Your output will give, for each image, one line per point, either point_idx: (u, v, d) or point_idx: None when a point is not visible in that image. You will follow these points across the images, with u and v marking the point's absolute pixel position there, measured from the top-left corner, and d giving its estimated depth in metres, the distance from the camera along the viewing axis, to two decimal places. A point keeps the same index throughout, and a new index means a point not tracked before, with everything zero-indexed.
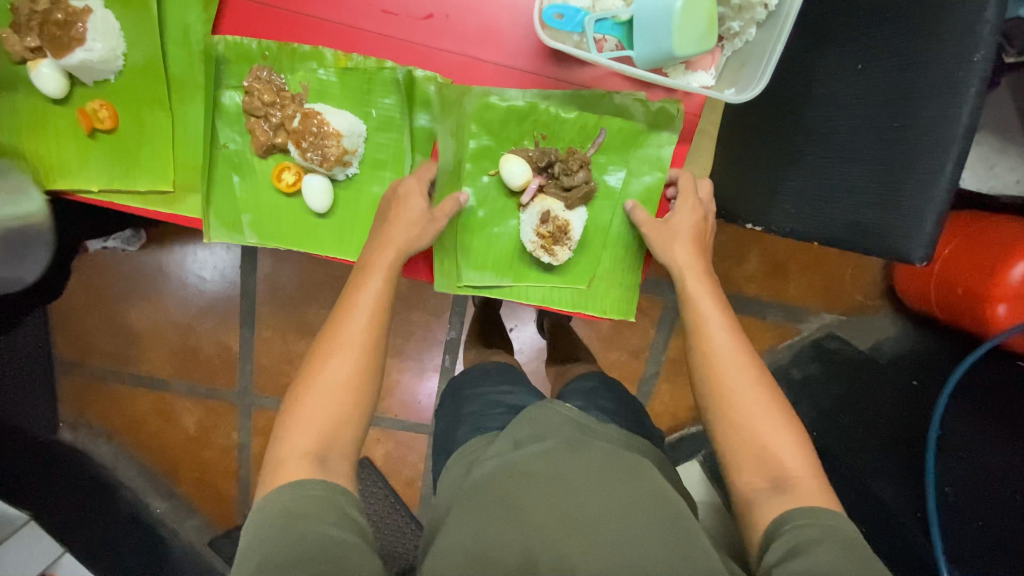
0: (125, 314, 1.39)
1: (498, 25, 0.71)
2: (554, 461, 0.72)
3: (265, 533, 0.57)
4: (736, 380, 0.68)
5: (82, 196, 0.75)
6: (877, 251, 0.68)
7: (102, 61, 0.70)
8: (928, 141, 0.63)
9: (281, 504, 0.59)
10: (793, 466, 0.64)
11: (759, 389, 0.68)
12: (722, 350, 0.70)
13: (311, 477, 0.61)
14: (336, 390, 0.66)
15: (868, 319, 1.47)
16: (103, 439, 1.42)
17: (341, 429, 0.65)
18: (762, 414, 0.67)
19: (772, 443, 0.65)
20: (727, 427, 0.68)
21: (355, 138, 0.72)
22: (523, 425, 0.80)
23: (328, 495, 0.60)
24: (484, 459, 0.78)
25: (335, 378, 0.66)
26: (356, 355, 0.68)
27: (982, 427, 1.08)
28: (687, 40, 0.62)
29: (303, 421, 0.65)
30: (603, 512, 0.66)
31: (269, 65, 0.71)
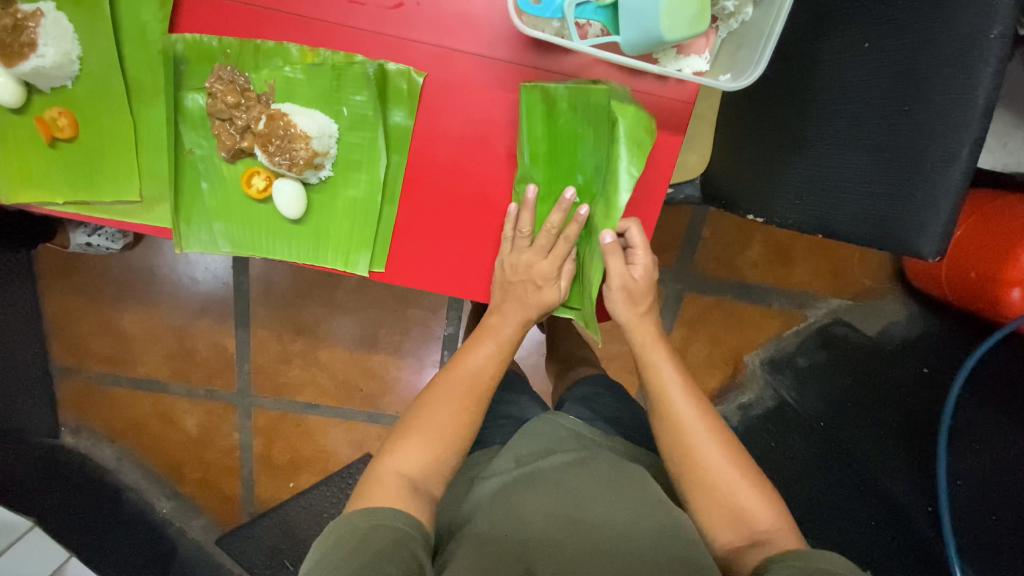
0: (120, 318, 1.36)
1: (475, 11, 0.66)
2: (559, 480, 0.69)
3: (341, 544, 0.58)
4: (704, 442, 0.68)
5: (47, 209, 0.72)
6: (885, 246, 0.64)
7: (57, 66, 0.66)
8: (943, 123, 0.58)
9: (366, 519, 0.61)
10: (765, 520, 0.65)
11: (725, 450, 0.68)
12: (685, 420, 0.70)
13: (385, 505, 0.62)
14: (446, 428, 0.69)
15: (876, 304, 1.42)
16: (105, 442, 1.40)
17: (440, 466, 0.68)
18: (734, 474, 0.67)
19: (743, 500, 0.66)
20: (701, 493, 0.68)
21: (325, 139, 0.67)
22: (523, 439, 0.76)
23: (393, 523, 0.60)
24: (485, 476, 0.75)
25: (442, 420, 0.69)
26: (464, 401, 0.71)
27: (995, 417, 1.04)
28: (677, 23, 0.57)
29: (409, 443, 0.68)
30: (612, 530, 0.63)
31: (232, 63, 0.67)
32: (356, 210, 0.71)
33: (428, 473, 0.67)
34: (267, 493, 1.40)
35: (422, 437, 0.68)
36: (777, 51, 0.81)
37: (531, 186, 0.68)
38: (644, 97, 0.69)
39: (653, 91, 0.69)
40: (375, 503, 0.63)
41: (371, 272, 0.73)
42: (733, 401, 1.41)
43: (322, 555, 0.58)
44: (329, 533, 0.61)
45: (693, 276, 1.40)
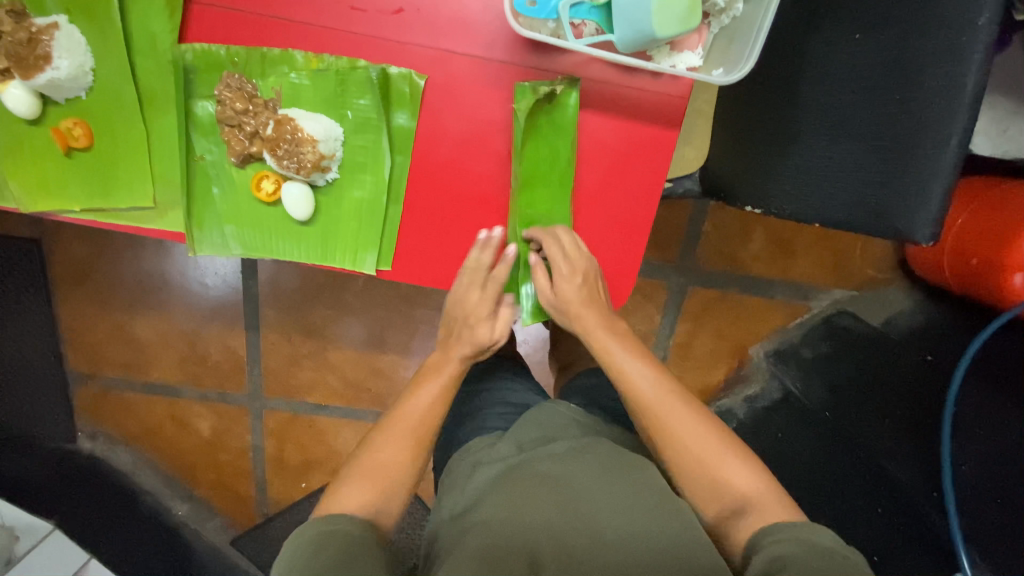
0: (134, 324, 1.39)
1: (473, 15, 0.68)
2: (561, 462, 0.71)
3: (303, 554, 0.59)
4: (672, 417, 0.70)
5: (65, 216, 0.74)
6: (879, 232, 0.65)
7: (71, 78, 0.69)
8: (931, 111, 0.59)
9: (331, 525, 0.63)
10: (743, 485, 0.66)
11: (697, 425, 0.69)
12: (655, 401, 0.71)
13: (339, 523, 0.63)
14: (397, 457, 0.71)
15: (879, 293, 1.43)
16: (121, 446, 1.43)
17: (391, 496, 0.68)
18: (708, 443, 0.68)
19: (721, 468, 0.67)
20: (679, 466, 0.69)
21: (331, 143, 0.70)
22: (525, 427, 0.80)
23: (349, 537, 0.61)
24: (488, 460, 0.77)
25: (390, 449, 0.71)
26: (410, 434, 0.72)
27: (996, 402, 1.06)
28: (668, 21, 0.59)
29: (359, 469, 0.69)
30: (613, 508, 0.65)
31: (239, 71, 0.69)
32: (362, 211, 0.73)
33: (395, 484, 0.69)
34: (280, 493, 1.43)
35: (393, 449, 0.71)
36: (772, 45, 0.82)
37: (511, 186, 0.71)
38: (640, 93, 0.70)
39: (648, 87, 0.70)
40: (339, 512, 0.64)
41: (378, 271, 0.75)
42: (738, 394, 1.41)
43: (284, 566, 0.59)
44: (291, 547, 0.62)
45: (695, 270, 1.41)
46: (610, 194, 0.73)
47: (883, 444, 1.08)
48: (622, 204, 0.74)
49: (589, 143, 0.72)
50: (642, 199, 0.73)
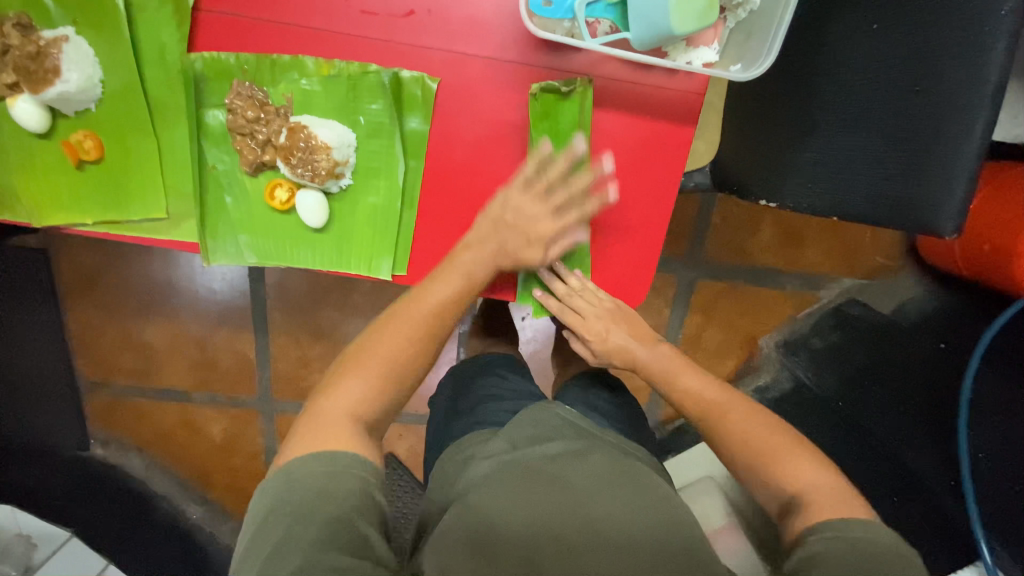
0: (143, 331, 1.39)
1: (485, 15, 0.67)
2: (555, 465, 0.67)
3: (277, 518, 0.52)
4: (738, 415, 0.69)
5: (77, 229, 0.74)
6: (903, 225, 0.65)
7: (80, 91, 0.68)
8: (952, 102, 0.59)
9: (305, 474, 0.54)
10: (811, 480, 0.63)
11: (757, 422, 0.69)
12: (719, 404, 0.71)
13: (343, 448, 0.56)
14: (397, 358, 0.65)
15: (889, 282, 1.42)
16: (134, 453, 1.42)
17: (391, 397, 0.64)
18: (774, 440, 0.66)
19: (784, 460, 0.65)
20: (747, 465, 0.67)
21: (345, 149, 0.69)
22: (517, 425, 0.75)
23: (359, 473, 0.55)
24: (479, 458, 0.73)
25: (392, 350, 0.65)
26: (417, 333, 0.67)
27: (1010, 387, 1.03)
28: (686, 18, 0.58)
29: (354, 379, 0.63)
30: (606, 512, 0.62)
31: (250, 79, 0.68)
32: (377, 217, 0.73)
33: (373, 411, 0.62)
34: None
35: (370, 374, 0.63)
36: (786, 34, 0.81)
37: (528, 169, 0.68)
38: (655, 91, 0.70)
39: (662, 84, 0.69)
40: (310, 454, 0.56)
41: (394, 276, 0.75)
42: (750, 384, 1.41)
43: (254, 534, 0.52)
44: (258, 505, 0.54)
45: (705, 263, 1.41)
46: (627, 197, 0.73)
47: (896, 433, 1.07)
48: (636, 205, 0.73)
49: (605, 142, 0.71)
50: (660, 201, 0.73)
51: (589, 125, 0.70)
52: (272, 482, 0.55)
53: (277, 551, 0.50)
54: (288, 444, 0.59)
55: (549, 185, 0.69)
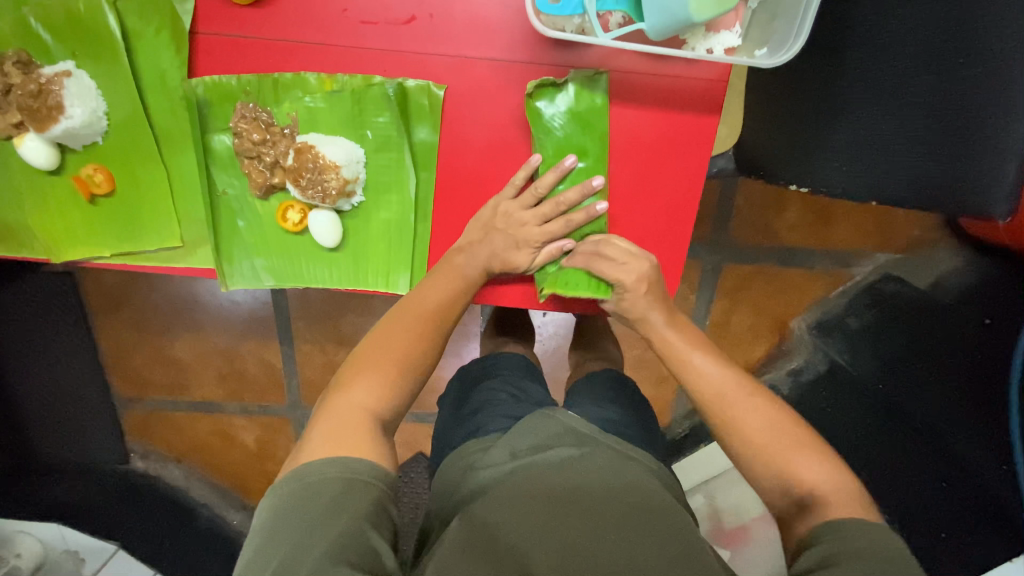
0: (171, 345, 1.37)
1: (488, 15, 0.64)
2: (559, 472, 0.59)
3: (288, 525, 0.47)
4: (743, 415, 0.58)
5: (96, 262, 0.74)
6: (948, 206, 0.62)
7: (86, 125, 0.67)
8: (991, 82, 0.56)
9: (318, 478, 0.49)
10: (819, 481, 0.54)
11: (768, 420, 0.58)
12: (721, 393, 0.60)
13: (361, 455, 0.51)
14: (401, 354, 0.61)
15: (926, 255, 1.24)
16: (173, 463, 1.42)
17: (402, 393, 0.60)
18: (776, 438, 0.57)
19: (788, 459, 0.56)
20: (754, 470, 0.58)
21: (354, 166, 0.67)
22: (518, 432, 0.67)
23: (371, 481, 0.50)
24: (479, 467, 0.65)
25: (394, 347, 0.61)
26: (417, 330, 0.63)
27: None
28: (704, 3, 0.54)
29: (362, 377, 0.58)
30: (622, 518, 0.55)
31: (253, 100, 0.67)
32: (391, 231, 0.71)
33: (390, 406, 0.58)
34: None
35: (384, 369, 0.59)
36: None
37: (533, 158, 0.66)
38: (673, 81, 0.65)
39: (681, 73, 0.65)
40: (324, 455, 0.51)
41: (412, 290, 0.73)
42: (780, 368, 1.30)
43: (260, 542, 0.46)
44: (268, 508, 0.49)
45: (730, 246, 1.28)
46: (647, 195, 0.69)
47: (945, 418, 1.02)
48: (657, 202, 0.69)
49: (622, 139, 0.67)
50: (683, 196, 0.69)
51: (605, 122, 0.66)
52: (274, 494, 0.50)
53: (285, 566, 0.45)
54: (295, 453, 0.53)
55: (547, 185, 0.66)
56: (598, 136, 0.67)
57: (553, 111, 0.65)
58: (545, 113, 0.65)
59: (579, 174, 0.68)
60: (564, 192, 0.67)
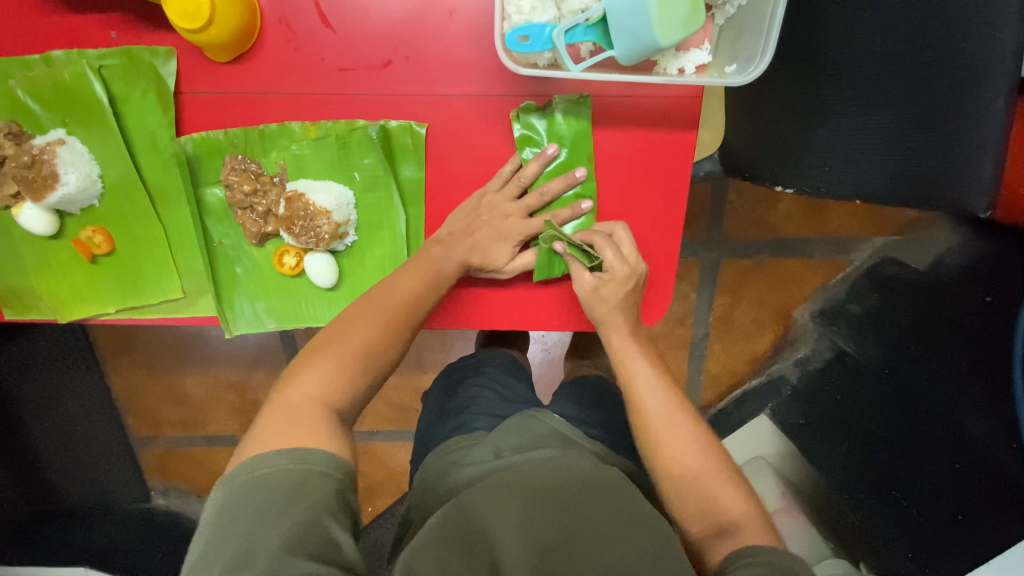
0: (183, 382, 1.39)
1: (461, 53, 0.65)
2: (536, 467, 0.59)
3: (241, 515, 0.46)
4: (670, 430, 0.59)
5: (102, 318, 0.76)
6: (930, 203, 0.62)
7: (81, 190, 0.68)
8: (970, 71, 0.56)
9: (270, 470, 0.49)
10: (735, 509, 0.54)
11: (698, 444, 0.58)
12: (656, 411, 0.60)
13: (315, 443, 0.51)
14: (363, 352, 0.60)
15: (924, 235, 1.24)
16: (194, 497, 1.44)
17: (360, 386, 0.59)
18: (705, 464, 0.57)
19: (713, 485, 0.56)
20: (676, 491, 0.57)
21: (344, 209, 0.68)
22: (507, 431, 0.68)
23: (327, 471, 0.50)
24: (463, 465, 0.66)
25: (357, 343, 0.60)
26: (380, 324, 0.62)
27: None
28: (671, 28, 0.55)
29: (319, 371, 0.58)
30: (599, 504, 0.54)
31: (241, 152, 0.68)
32: (386, 266, 0.72)
33: (346, 400, 0.58)
34: None
35: (344, 362, 0.59)
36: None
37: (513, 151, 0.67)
38: (651, 101, 0.66)
39: (656, 93, 0.66)
40: (274, 445, 0.51)
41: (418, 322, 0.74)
42: (788, 359, 1.31)
43: (211, 536, 0.46)
44: (217, 501, 0.48)
45: (726, 242, 1.28)
46: (633, 213, 0.70)
47: (951, 396, 1.00)
48: (643, 219, 0.70)
49: (604, 160, 0.69)
50: (671, 213, 0.70)
51: (587, 144, 0.68)
52: (224, 488, 0.49)
53: (236, 558, 0.44)
54: (245, 445, 0.53)
55: (524, 179, 0.67)
56: (583, 161, 0.68)
57: (535, 131, 0.67)
58: (530, 135, 0.67)
59: (558, 167, 0.69)
60: (547, 182, 0.69)
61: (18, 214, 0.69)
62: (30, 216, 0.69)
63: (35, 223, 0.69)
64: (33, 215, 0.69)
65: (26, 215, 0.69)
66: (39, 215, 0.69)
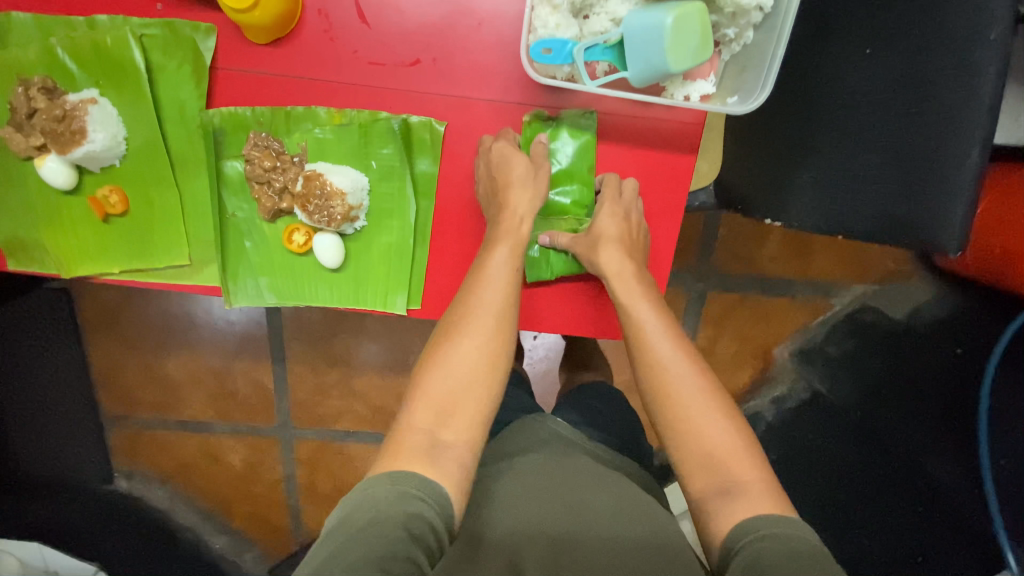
0: (163, 364, 1.36)
1: (486, 60, 0.70)
2: (541, 465, 0.70)
3: (339, 530, 0.52)
4: (683, 388, 0.63)
5: (105, 278, 0.77)
6: (909, 243, 0.68)
7: (106, 149, 0.71)
8: (951, 119, 0.62)
9: (368, 493, 0.54)
10: (743, 474, 0.59)
11: (709, 404, 0.62)
12: (666, 364, 0.64)
13: (411, 471, 0.56)
14: (468, 367, 0.63)
15: (902, 286, 1.28)
16: (157, 483, 1.40)
17: (467, 401, 0.61)
18: (713, 423, 0.61)
19: (723, 450, 0.60)
20: (684, 449, 0.61)
21: (358, 193, 0.71)
22: (511, 437, 0.78)
23: (414, 500, 0.53)
24: (474, 468, 0.75)
25: (467, 356, 0.63)
26: (485, 331, 0.64)
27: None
28: (682, 56, 0.59)
29: (424, 394, 0.62)
30: (595, 497, 0.65)
31: (266, 130, 0.72)
32: (392, 255, 0.75)
33: (452, 425, 0.60)
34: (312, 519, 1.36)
35: (433, 385, 0.62)
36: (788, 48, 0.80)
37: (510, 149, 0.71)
38: (656, 124, 0.71)
39: (663, 116, 0.71)
40: (381, 473, 0.57)
41: (409, 310, 0.76)
42: (765, 396, 1.31)
43: (316, 545, 0.52)
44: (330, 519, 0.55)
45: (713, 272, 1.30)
46: None
47: (920, 441, 1.09)
48: None
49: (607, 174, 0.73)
50: (665, 233, 0.75)
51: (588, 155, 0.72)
52: (337, 509, 0.55)
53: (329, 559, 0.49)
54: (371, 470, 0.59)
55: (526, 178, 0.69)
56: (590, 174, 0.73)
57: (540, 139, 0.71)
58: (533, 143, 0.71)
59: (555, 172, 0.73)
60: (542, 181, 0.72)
61: (41, 165, 0.71)
62: (53, 168, 0.71)
63: (56, 175, 0.71)
64: (56, 166, 0.71)
65: (49, 167, 0.71)
66: (61, 168, 0.71)
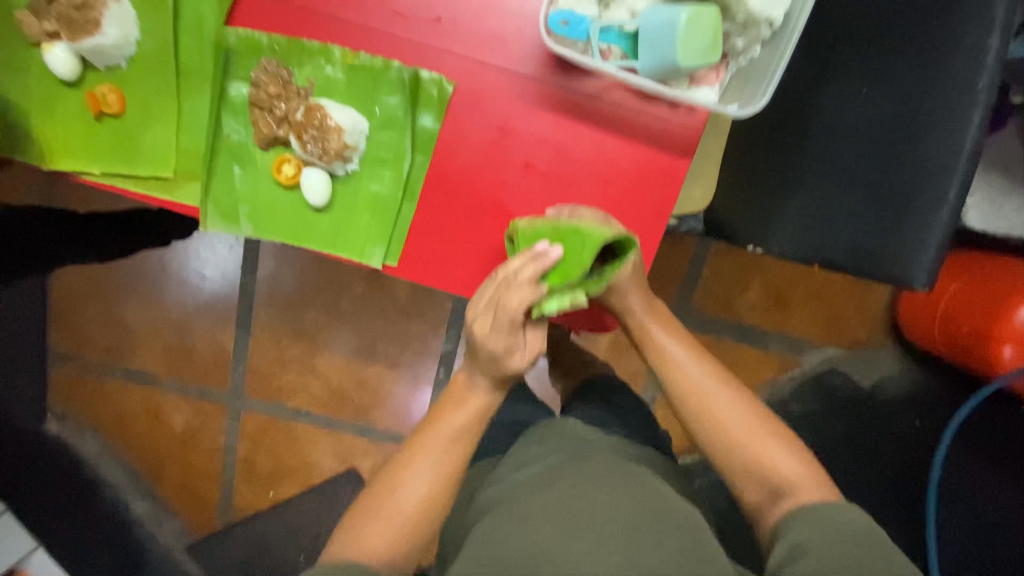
0: (125, 308, 1.32)
1: (505, 32, 0.72)
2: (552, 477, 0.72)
3: None
4: (717, 405, 0.68)
5: (82, 178, 0.75)
6: (878, 277, 0.68)
7: (115, 47, 0.72)
8: (934, 163, 0.63)
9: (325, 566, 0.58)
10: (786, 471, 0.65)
11: (739, 414, 0.67)
12: (695, 387, 0.69)
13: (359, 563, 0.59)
14: (423, 491, 0.65)
15: (869, 355, 1.30)
16: (89, 433, 1.32)
17: (418, 523, 0.64)
18: (751, 431, 0.66)
19: (763, 454, 0.66)
20: (736, 476, 0.67)
21: (356, 134, 0.73)
22: (527, 448, 0.82)
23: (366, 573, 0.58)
24: (490, 485, 0.79)
25: (423, 479, 0.65)
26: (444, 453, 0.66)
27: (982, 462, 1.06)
28: (690, 52, 0.62)
29: (381, 502, 0.64)
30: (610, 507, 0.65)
31: (278, 58, 0.72)
32: (378, 205, 0.75)
33: (401, 544, 0.63)
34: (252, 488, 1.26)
35: (390, 499, 0.64)
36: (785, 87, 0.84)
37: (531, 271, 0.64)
38: (656, 122, 0.73)
39: (664, 117, 0.73)
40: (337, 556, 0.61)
41: (384, 266, 0.76)
42: None
43: None
44: None
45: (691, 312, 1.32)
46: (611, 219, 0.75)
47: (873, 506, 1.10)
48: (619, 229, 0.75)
49: (603, 163, 0.74)
50: (646, 232, 0.75)
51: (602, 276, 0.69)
52: None
53: None
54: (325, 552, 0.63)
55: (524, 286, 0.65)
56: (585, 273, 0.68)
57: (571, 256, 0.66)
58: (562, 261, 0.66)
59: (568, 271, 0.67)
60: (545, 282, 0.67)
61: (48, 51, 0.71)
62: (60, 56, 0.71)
63: (62, 63, 0.71)
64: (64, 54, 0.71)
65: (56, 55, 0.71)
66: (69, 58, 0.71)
